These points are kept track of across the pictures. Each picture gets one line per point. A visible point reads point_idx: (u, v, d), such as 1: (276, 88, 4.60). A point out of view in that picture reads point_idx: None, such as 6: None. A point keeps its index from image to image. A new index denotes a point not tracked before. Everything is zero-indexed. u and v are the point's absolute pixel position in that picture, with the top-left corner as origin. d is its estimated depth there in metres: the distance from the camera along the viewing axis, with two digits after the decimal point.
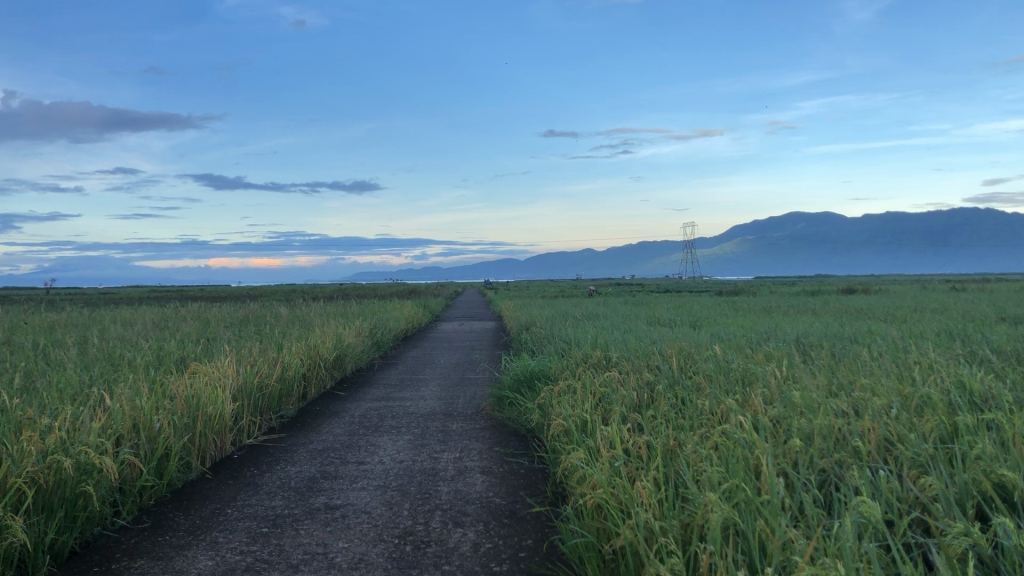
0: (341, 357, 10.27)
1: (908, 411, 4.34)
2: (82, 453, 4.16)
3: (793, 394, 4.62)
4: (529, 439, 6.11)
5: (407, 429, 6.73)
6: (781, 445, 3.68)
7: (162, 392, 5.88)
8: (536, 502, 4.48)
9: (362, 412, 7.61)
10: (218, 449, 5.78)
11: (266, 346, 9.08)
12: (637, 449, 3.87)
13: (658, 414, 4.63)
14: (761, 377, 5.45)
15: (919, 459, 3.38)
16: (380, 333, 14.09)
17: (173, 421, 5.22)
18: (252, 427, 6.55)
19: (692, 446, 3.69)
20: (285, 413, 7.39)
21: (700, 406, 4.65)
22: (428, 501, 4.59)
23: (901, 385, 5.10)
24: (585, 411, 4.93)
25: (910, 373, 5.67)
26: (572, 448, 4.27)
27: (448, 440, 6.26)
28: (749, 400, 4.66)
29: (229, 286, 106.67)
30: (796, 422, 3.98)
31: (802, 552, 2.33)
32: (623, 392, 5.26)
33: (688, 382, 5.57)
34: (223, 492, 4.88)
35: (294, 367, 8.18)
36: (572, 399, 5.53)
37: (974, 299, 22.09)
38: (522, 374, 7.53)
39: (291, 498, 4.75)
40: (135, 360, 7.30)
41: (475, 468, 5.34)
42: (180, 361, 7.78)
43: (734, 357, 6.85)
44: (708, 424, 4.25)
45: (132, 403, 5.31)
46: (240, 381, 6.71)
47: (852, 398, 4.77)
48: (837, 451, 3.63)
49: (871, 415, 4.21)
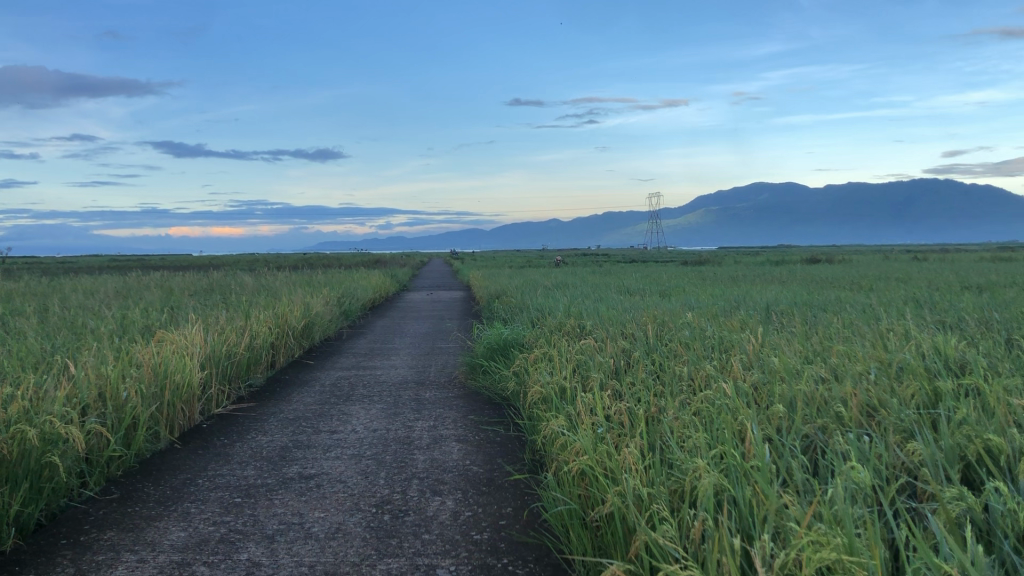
0: (309, 326, 10.11)
1: (887, 376, 4.35)
2: (46, 422, 4.03)
3: (770, 360, 4.61)
4: (505, 407, 6.05)
5: (379, 398, 6.65)
6: (764, 411, 3.67)
7: (128, 360, 5.73)
8: (515, 470, 4.43)
9: (333, 381, 7.51)
10: (187, 419, 5.66)
11: (234, 314, 8.92)
12: (618, 415, 3.83)
13: (637, 380, 4.60)
14: (738, 344, 5.43)
15: (903, 424, 3.38)
16: (348, 302, 13.93)
17: (140, 390, 5.08)
18: (221, 396, 6.42)
19: (674, 413, 3.66)
20: (254, 382, 7.26)
21: (679, 371, 4.62)
22: (404, 470, 4.51)
23: (878, 351, 5.12)
24: (563, 379, 4.88)
25: (886, 340, 5.70)
26: (551, 415, 4.22)
27: (421, 409, 6.19)
28: (727, 366, 4.64)
29: (191, 256, 105.38)
30: (777, 387, 3.97)
31: (798, 519, 2.31)
32: (600, 359, 5.23)
33: (665, 349, 5.55)
34: (193, 462, 4.77)
35: (263, 336, 8.03)
36: (549, 367, 5.48)
37: (939, 269, 22.32)
38: (496, 343, 7.46)
39: (264, 467, 4.65)
40: (100, 329, 7.12)
41: (451, 436, 5.27)
42: (145, 329, 7.60)
43: (709, 324, 6.83)
44: (688, 391, 4.22)
45: (97, 372, 5.16)
46: (208, 350, 6.58)
47: (830, 364, 4.77)
48: (820, 417, 3.63)
49: (850, 381, 4.22)
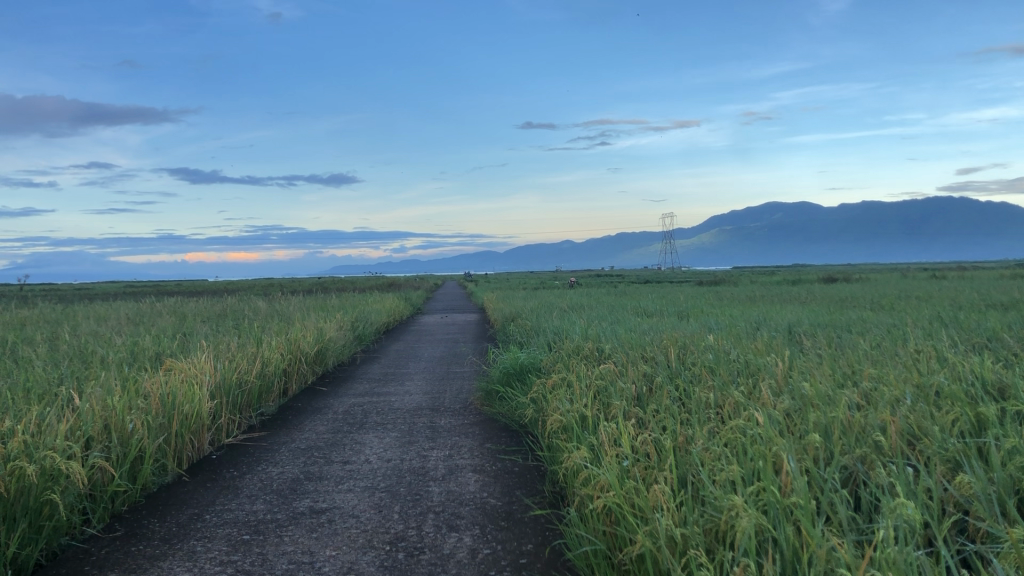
0: (322, 351, 9.95)
1: (924, 401, 4.14)
2: (47, 458, 3.88)
3: (800, 385, 4.41)
4: (523, 435, 5.85)
5: (393, 425, 6.47)
6: (798, 440, 3.48)
7: (135, 390, 5.58)
8: (535, 503, 4.24)
9: (346, 408, 7.34)
10: (195, 449, 5.50)
11: (245, 341, 8.77)
12: (644, 447, 3.63)
13: (661, 408, 4.41)
14: (765, 368, 5.23)
15: (949, 454, 3.18)
16: (361, 326, 13.78)
17: (147, 421, 4.93)
18: (231, 425, 6.26)
19: (703, 443, 3.46)
20: (266, 410, 7.10)
21: (705, 398, 4.43)
22: (419, 504, 4.33)
23: (911, 373, 4.91)
24: (584, 406, 4.69)
25: (917, 362, 5.48)
26: (572, 446, 4.03)
27: (436, 437, 6.00)
28: (755, 392, 4.44)
29: (207, 281, 105.82)
30: (810, 414, 3.78)
31: (850, 565, 2.11)
32: (622, 385, 5.04)
33: (688, 374, 5.36)
34: (201, 496, 4.60)
35: (274, 363, 7.87)
36: (568, 393, 5.30)
37: (956, 287, 22.09)
38: (512, 367, 7.27)
39: (274, 501, 4.47)
40: (108, 357, 6.99)
41: (467, 466, 5.08)
42: (155, 357, 7.45)
43: (732, 347, 6.62)
44: (716, 419, 4.02)
45: (103, 402, 5.01)
46: (219, 378, 6.42)
47: (862, 389, 4.57)
48: (858, 446, 3.43)
49: (886, 407, 4.03)
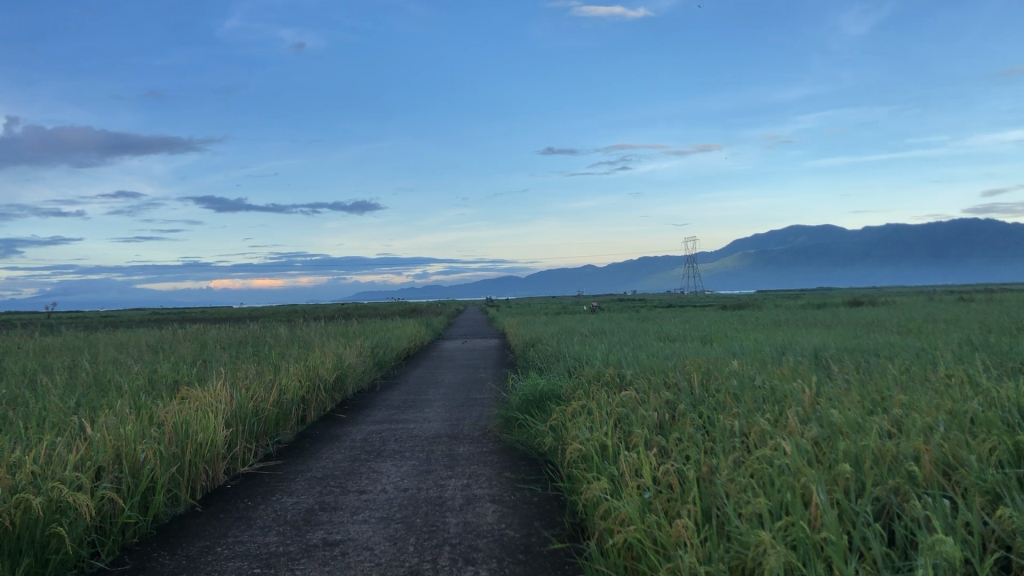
0: (340, 378, 9.87)
1: (958, 429, 3.98)
2: (54, 489, 3.81)
3: (828, 412, 4.26)
4: (543, 464, 5.72)
5: (410, 454, 6.35)
6: (827, 470, 3.33)
7: (149, 419, 5.52)
8: (554, 536, 4.10)
9: (364, 436, 7.23)
10: (209, 479, 5.41)
11: (264, 368, 8.71)
12: (667, 478, 3.50)
13: (684, 437, 4.27)
14: (791, 395, 5.07)
15: (988, 485, 3.03)
16: (382, 352, 13.68)
17: (159, 451, 4.85)
18: (247, 454, 6.18)
19: (727, 475, 3.33)
20: (283, 438, 7.02)
21: (729, 426, 4.29)
22: (435, 536, 4.20)
23: (944, 400, 4.73)
24: (605, 435, 4.56)
25: (949, 388, 5.30)
26: (592, 477, 3.90)
27: (454, 465, 5.88)
28: (781, 419, 4.28)
29: (230, 307, 106.52)
30: (840, 442, 3.63)
31: None
32: (643, 412, 4.90)
33: (712, 401, 5.21)
34: (214, 528, 4.50)
35: (291, 390, 7.79)
36: (588, 421, 5.17)
37: (983, 309, 21.76)
38: (532, 395, 7.14)
39: (287, 533, 4.37)
40: (125, 385, 6.95)
41: (485, 496, 4.96)
42: (172, 385, 7.40)
43: (757, 372, 6.46)
44: (740, 448, 3.87)
45: (115, 432, 4.95)
46: (235, 406, 6.35)
47: (893, 416, 4.40)
48: (890, 476, 3.29)
49: (919, 435, 3.87)
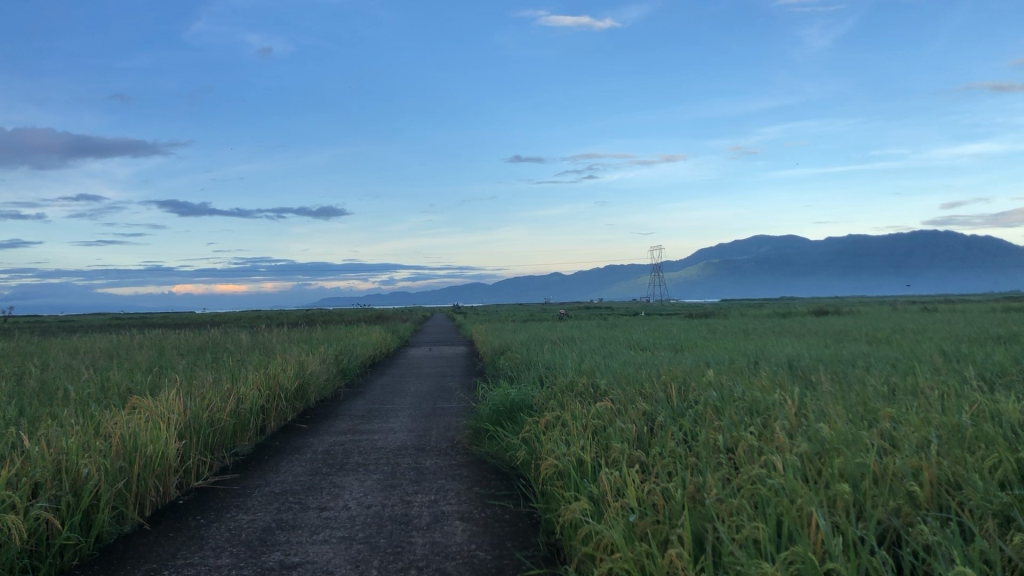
0: (302, 386, 9.51)
1: (953, 445, 3.79)
2: None
3: (818, 426, 4.04)
4: (514, 478, 5.46)
5: (375, 467, 6.06)
6: (823, 488, 3.12)
7: (96, 430, 5.18)
8: (527, 559, 3.84)
9: (326, 448, 6.91)
10: (160, 495, 5.09)
11: (221, 376, 8.35)
12: (651, 497, 3.27)
13: (665, 451, 4.04)
14: (776, 407, 4.85)
15: (996, 508, 2.83)
16: (346, 360, 13.32)
17: (103, 466, 4.50)
18: (201, 467, 5.85)
19: (717, 495, 3.11)
20: (241, 450, 6.69)
21: (713, 441, 4.07)
22: (400, 558, 3.92)
23: (934, 413, 4.55)
24: (582, 449, 4.32)
25: (939, 402, 5.11)
26: (570, 497, 3.65)
27: (421, 480, 5.59)
28: (769, 434, 4.06)
29: (193, 313, 105.09)
30: (836, 460, 3.41)
31: None
32: (621, 425, 4.65)
33: (692, 413, 4.99)
34: (162, 548, 4.18)
35: (250, 399, 7.45)
36: (562, 435, 4.91)
37: (947, 320, 21.98)
38: (502, 405, 6.87)
39: (241, 555, 4.05)
40: (74, 394, 6.57)
41: (454, 514, 4.68)
42: (123, 393, 7.03)
43: (736, 383, 6.24)
44: (728, 465, 3.64)
45: (57, 443, 4.61)
46: (189, 416, 6.02)
47: (883, 430, 4.20)
48: (890, 496, 3.08)
49: (914, 451, 3.67)
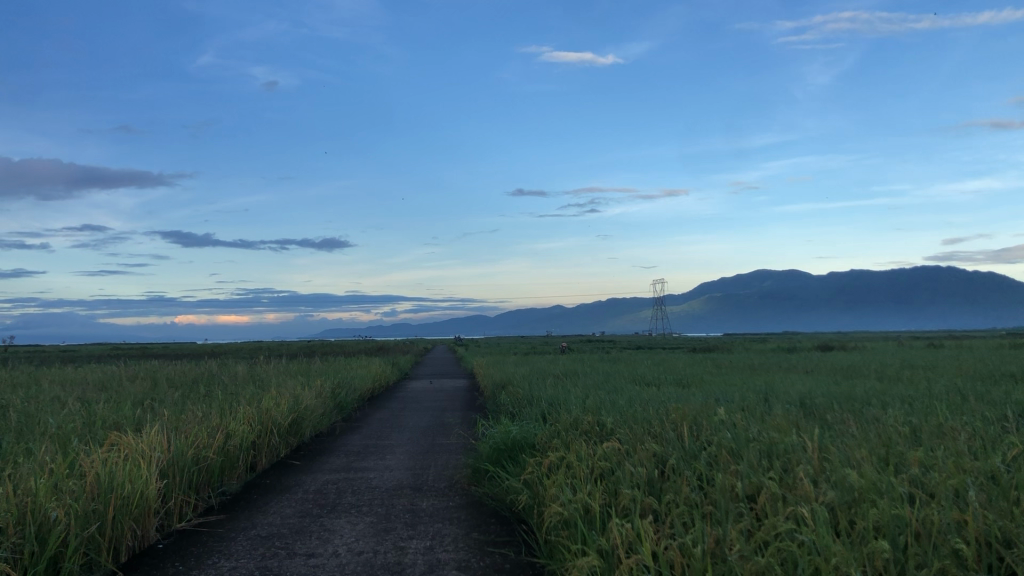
0: (296, 422, 9.17)
1: (992, 494, 3.49)
2: None
3: (844, 471, 3.73)
4: (515, 524, 5.14)
5: (368, 509, 5.72)
6: (859, 546, 2.81)
7: (70, 469, 4.87)
8: None
9: (317, 487, 6.58)
10: (138, 538, 4.75)
11: (211, 411, 8.03)
12: (669, 554, 2.96)
13: (682, 498, 3.72)
14: (795, 450, 4.54)
15: None
16: (343, 393, 12.95)
17: (73, 509, 4.18)
18: (185, 508, 5.53)
19: (740, 552, 2.81)
20: (228, 489, 6.37)
21: (731, 487, 3.77)
22: None
23: (965, 457, 4.23)
24: (589, 497, 4.00)
25: (969, 446, 4.78)
26: (578, 550, 3.34)
27: (416, 523, 5.26)
28: (791, 480, 3.76)
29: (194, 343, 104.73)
30: (869, 511, 3.12)
31: None
32: (631, 468, 4.33)
33: (705, 456, 4.68)
34: None
35: (240, 434, 7.13)
36: (567, 478, 4.59)
37: (953, 356, 21.69)
38: (503, 443, 6.56)
39: None
40: (55, 429, 6.26)
41: (450, 562, 4.36)
42: (107, 428, 6.71)
43: (749, 423, 5.92)
44: (749, 515, 3.34)
45: (24, 485, 4.30)
46: (172, 454, 5.71)
47: (914, 477, 3.89)
48: (933, 555, 2.78)
49: (951, 500, 3.36)
